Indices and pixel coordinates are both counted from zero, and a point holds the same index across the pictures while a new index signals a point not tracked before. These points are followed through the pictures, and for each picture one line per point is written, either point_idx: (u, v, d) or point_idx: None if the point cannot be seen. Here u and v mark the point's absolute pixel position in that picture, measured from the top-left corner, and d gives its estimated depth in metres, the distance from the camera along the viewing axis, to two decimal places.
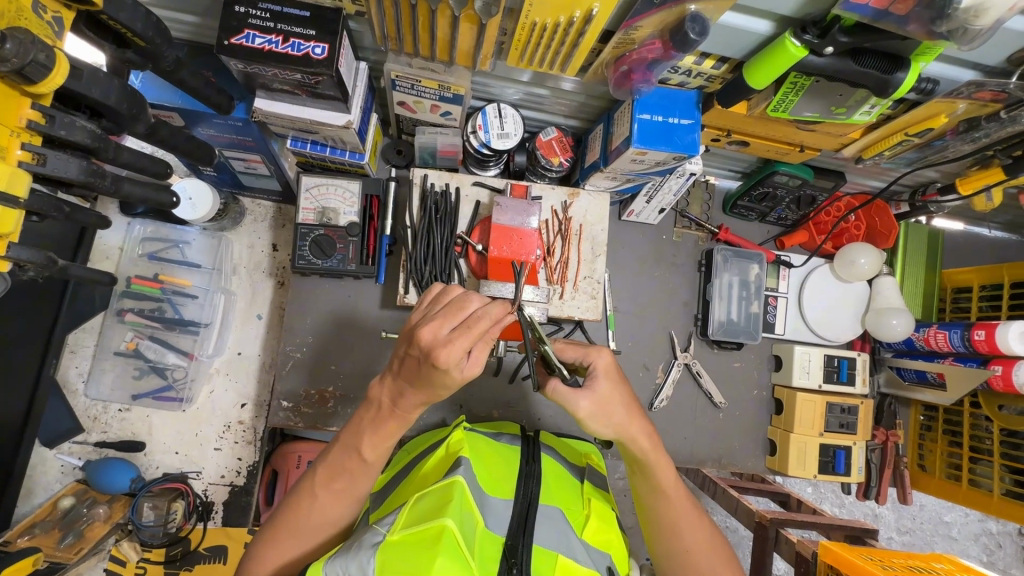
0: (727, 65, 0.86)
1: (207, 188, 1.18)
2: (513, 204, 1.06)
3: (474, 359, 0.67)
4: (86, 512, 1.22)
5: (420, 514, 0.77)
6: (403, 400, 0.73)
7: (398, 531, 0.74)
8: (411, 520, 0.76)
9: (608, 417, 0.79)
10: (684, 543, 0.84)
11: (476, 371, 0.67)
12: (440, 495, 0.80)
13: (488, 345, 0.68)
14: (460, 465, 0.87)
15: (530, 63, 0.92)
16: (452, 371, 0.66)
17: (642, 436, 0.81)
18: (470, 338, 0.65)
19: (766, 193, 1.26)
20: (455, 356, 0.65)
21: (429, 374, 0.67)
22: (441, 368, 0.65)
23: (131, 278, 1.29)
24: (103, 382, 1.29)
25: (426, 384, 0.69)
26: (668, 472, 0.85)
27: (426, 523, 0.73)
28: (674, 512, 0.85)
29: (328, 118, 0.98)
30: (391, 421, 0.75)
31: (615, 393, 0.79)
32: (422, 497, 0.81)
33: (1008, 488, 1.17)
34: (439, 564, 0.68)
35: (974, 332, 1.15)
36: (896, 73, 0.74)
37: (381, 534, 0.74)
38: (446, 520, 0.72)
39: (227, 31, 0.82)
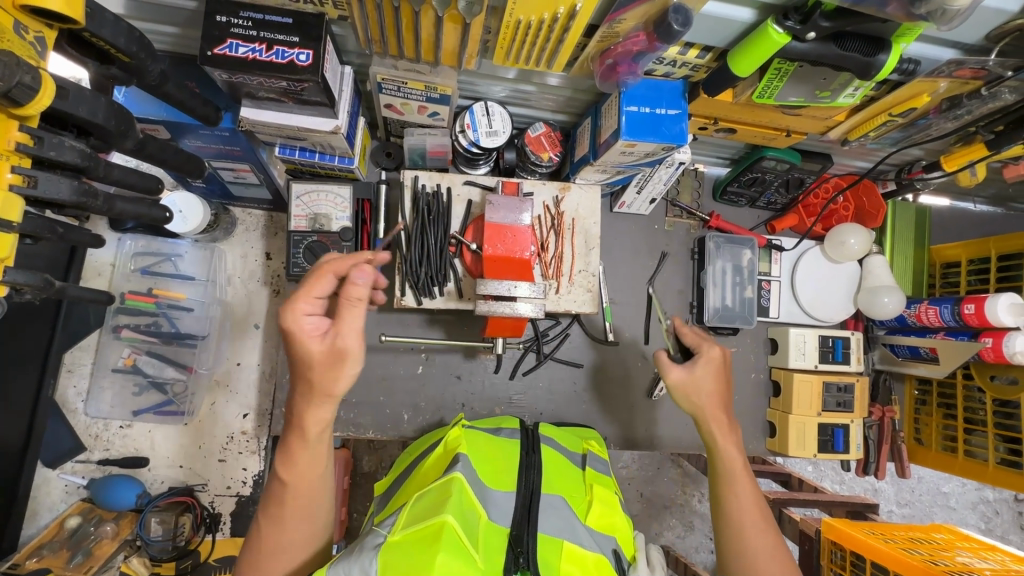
0: (711, 54, 0.87)
1: (197, 201, 1.18)
2: (505, 202, 1.06)
3: (340, 327, 0.72)
4: (94, 530, 1.23)
5: (418, 513, 0.78)
6: (295, 401, 0.74)
7: (399, 531, 0.74)
8: (411, 519, 0.77)
9: (693, 395, 0.92)
10: (744, 528, 0.84)
11: (341, 333, 0.71)
12: (439, 492, 0.81)
13: (344, 306, 0.72)
14: (458, 462, 0.88)
15: (515, 60, 0.92)
16: (307, 337, 0.72)
17: (714, 408, 0.91)
18: (300, 309, 0.72)
19: (755, 178, 1.26)
20: (306, 326, 0.72)
21: (293, 349, 0.72)
22: (303, 343, 0.71)
23: (125, 294, 1.28)
24: (102, 400, 1.28)
25: (303, 377, 0.73)
26: (738, 462, 0.88)
27: (424, 522, 0.74)
28: (739, 500, 0.86)
29: (316, 124, 0.97)
30: (335, 406, 0.71)
31: (703, 372, 0.92)
32: (421, 498, 0.82)
33: (1002, 457, 1.19)
34: (440, 561, 0.68)
35: (964, 306, 1.17)
36: (879, 55, 0.74)
37: (382, 535, 0.74)
38: (444, 517, 0.73)
39: (210, 41, 0.81)
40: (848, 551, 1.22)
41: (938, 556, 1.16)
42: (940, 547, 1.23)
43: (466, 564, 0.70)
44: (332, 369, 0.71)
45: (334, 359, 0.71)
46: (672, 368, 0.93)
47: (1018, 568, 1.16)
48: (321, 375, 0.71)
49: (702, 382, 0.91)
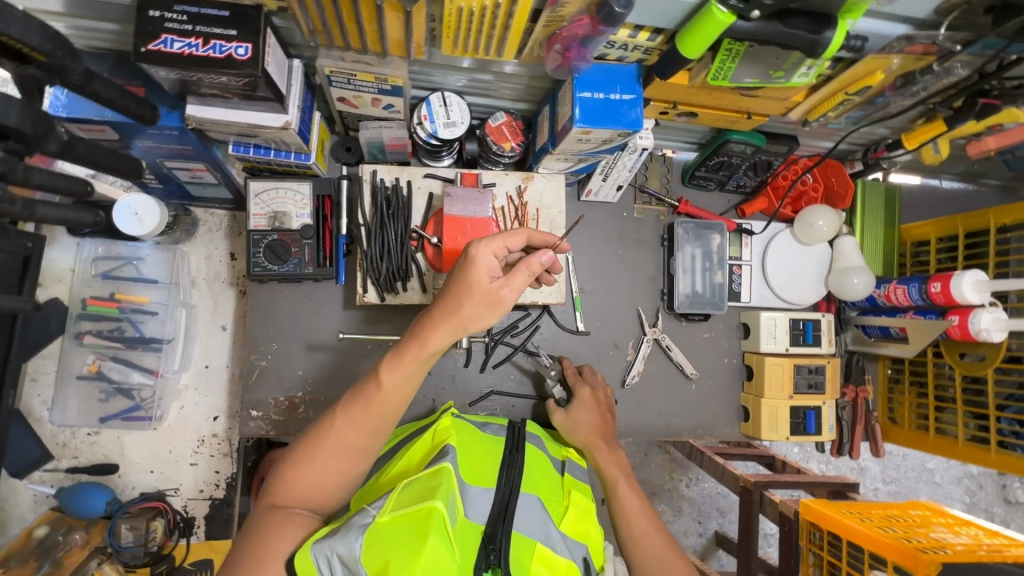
0: (662, 36, 0.85)
1: (154, 202, 1.14)
2: (465, 194, 1.05)
3: (509, 281, 0.75)
4: (63, 538, 1.23)
5: (407, 497, 0.75)
6: (426, 323, 0.75)
7: (388, 513, 0.71)
8: (400, 503, 0.74)
9: (576, 430, 1.12)
10: (633, 528, 0.98)
11: (510, 289, 0.74)
12: (427, 480, 0.78)
13: (528, 270, 0.76)
14: (447, 453, 0.86)
15: (463, 49, 0.91)
16: (485, 270, 0.73)
17: (586, 431, 1.11)
18: (499, 249, 0.76)
19: (722, 162, 1.25)
20: (490, 264, 0.74)
21: (460, 275, 0.74)
22: (473, 270, 0.73)
23: (86, 300, 1.26)
24: (68, 407, 1.26)
25: (451, 289, 0.74)
26: (626, 484, 1.03)
27: (417, 505, 0.72)
28: (625, 506, 1.01)
29: (265, 120, 0.95)
30: (412, 352, 0.75)
31: (582, 411, 1.13)
32: (410, 481, 0.79)
33: (972, 434, 1.20)
34: (431, 542, 0.66)
35: (931, 285, 1.17)
36: (825, 32, 0.73)
37: (370, 516, 0.71)
38: (438, 501, 0.71)
39: (143, 37, 0.79)
40: (825, 531, 1.23)
41: (912, 533, 1.17)
42: (915, 524, 1.24)
43: (451, 555, 0.68)
44: (444, 304, 0.74)
45: (485, 303, 0.73)
46: (556, 412, 1.14)
47: (990, 542, 1.17)
48: (473, 312, 0.73)
49: (580, 420, 1.12)
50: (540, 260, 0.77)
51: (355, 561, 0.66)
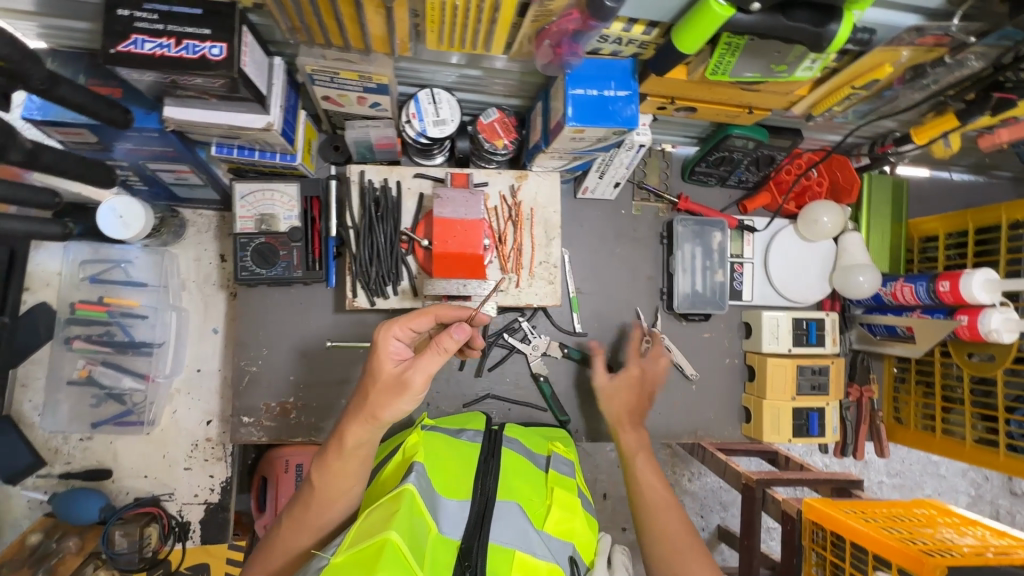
0: (658, 30, 0.80)
1: (138, 203, 1.11)
2: (455, 196, 1.01)
3: (415, 362, 0.75)
4: (56, 545, 1.21)
5: (365, 530, 0.70)
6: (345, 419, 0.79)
7: (343, 551, 0.66)
8: (358, 537, 0.69)
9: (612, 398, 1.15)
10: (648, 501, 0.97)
11: (417, 372, 0.74)
12: (388, 507, 0.75)
13: (439, 350, 0.74)
14: (412, 472, 0.83)
15: (450, 45, 0.87)
16: (388, 356, 0.78)
17: (618, 405, 1.14)
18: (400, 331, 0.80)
19: (723, 158, 1.21)
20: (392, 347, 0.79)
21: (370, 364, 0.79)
22: (374, 360, 0.78)
23: (75, 304, 1.22)
24: (58, 413, 1.23)
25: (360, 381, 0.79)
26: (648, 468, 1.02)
27: (370, 539, 0.67)
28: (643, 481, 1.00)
29: (246, 121, 0.91)
30: (335, 450, 0.79)
31: (617, 384, 1.17)
32: (371, 509, 0.76)
33: (980, 436, 1.17)
34: (380, 574, 0.63)
35: (939, 284, 1.13)
36: (830, 24, 0.68)
37: (325, 558, 0.67)
38: (391, 532, 0.67)
39: (112, 38, 0.75)
40: (828, 531, 1.21)
41: (918, 534, 1.14)
42: (920, 524, 1.22)
43: None
44: (361, 395, 0.78)
45: (392, 387, 0.75)
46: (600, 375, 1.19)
47: (997, 544, 1.14)
48: (381, 398, 0.75)
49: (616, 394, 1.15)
50: (450, 338, 0.74)
51: None
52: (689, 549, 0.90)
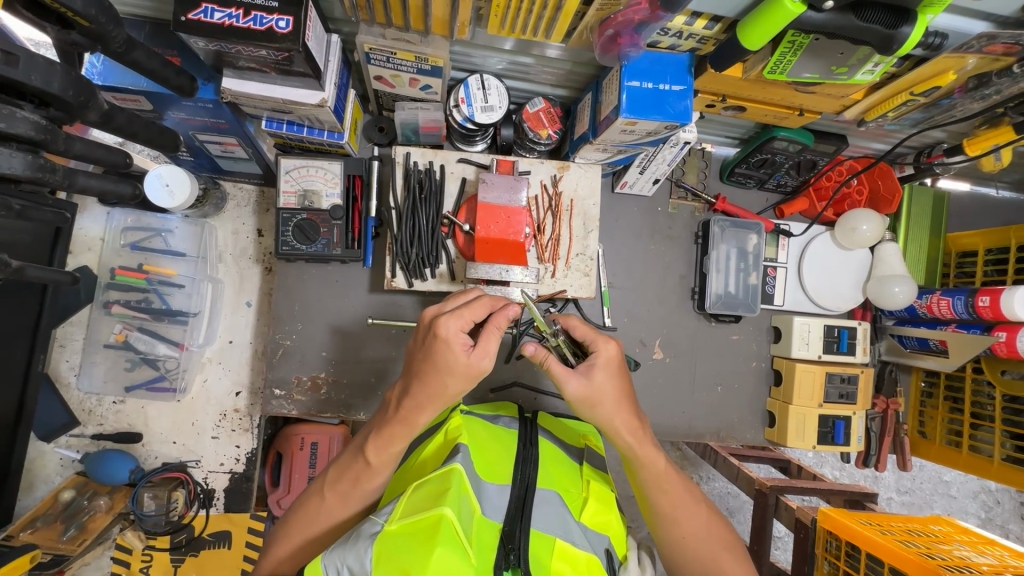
0: (720, 25, 0.81)
1: (184, 173, 1.11)
2: (500, 181, 1.01)
3: (486, 346, 0.76)
4: (87, 503, 1.25)
5: (418, 502, 0.75)
6: (408, 399, 0.79)
7: (397, 521, 0.72)
8: (409, 509, 0.74)
9: (599, 405, 0.82)
10: (677, 520, 0.88)
11: (486, 355, 0.76)
12: (437, 484, 0.78)
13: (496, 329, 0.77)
14: (458, 452, 0.85)
15: (509, 30, 0.88)
16: (461, 348, 0.74)
17: (625, 428, 0.84)
18: (463, 321, 0.76)
19: (765, 160, 1.20)
20: (460, 338, 0.75)
21: (439, 358, 0.75)
22: (448, 353, 0.74)
23: (115, 270, 1.26)
24: (94, 374, 1.28)
25: (423, 369, 0.77)
26: (659, 460, 0.88)
27: (423, 513, 0.71)
28: (669, 500, 0.88)
29: (301, 96, 0.92)
30: (397, 426, 0.80)
31: (606, 383, 0.82)
32: (419, 487, 0.78)
33: (1008, 454, 1.15)
34: (437, 555, 0.65)
35: (978, 298, 1.12)
36: (903, 27, 0.68)
37: (380, 524, 0.73)
38: (444, 509, 0.70)
39: (184, 6, 0.77)
40: (843, 541, 1.19)
41: (935, 549, 1.13)
42: (937, 539, 1.20)
43: (463, 561, 0.67)
44: (423, 383, 0.77)
45: (465, 374, 0.76)
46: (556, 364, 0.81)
47: (1015, 564, 1.12)
48: (458, 384, 0.76)
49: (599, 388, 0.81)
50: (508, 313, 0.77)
51: (366, 572, 0.67)
52: (712, 551, 0.88)
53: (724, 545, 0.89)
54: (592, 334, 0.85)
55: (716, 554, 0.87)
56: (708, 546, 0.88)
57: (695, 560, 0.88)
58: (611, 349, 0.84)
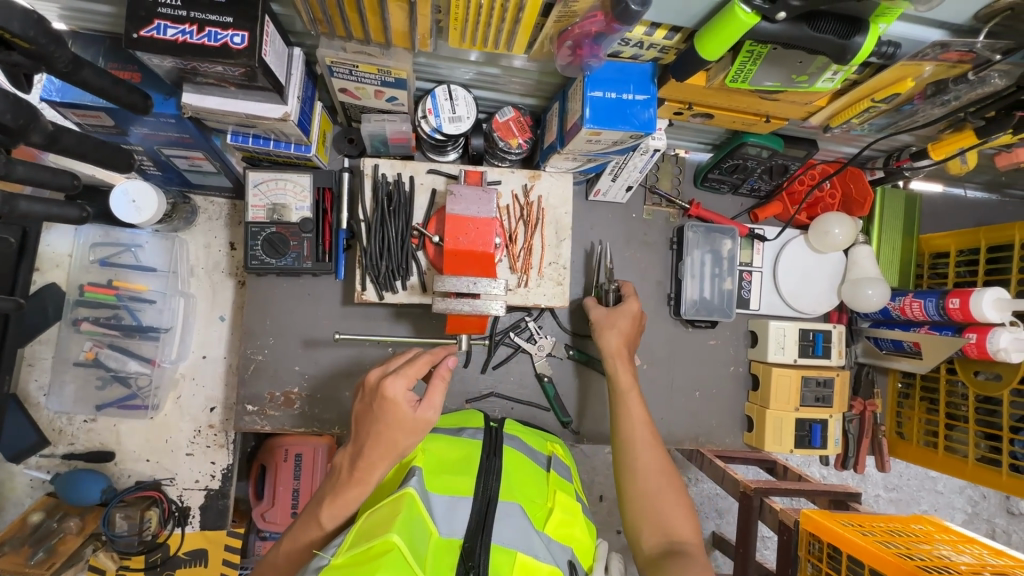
0: (680, 35, 0.81)
1: (151, 189, 1.10)
2: (468, 193, 1.00)
3: (427, 401, 0.81)
4: (57, 526, 1.23)
5: (367, 531, 0.73)
6: (361, 461, 0.79)
7: (344, 553, 0.69)
8: (357, 539, 0.71)
9: (607, 329, 1.09)
10: (636, 460, 0.92)
11: (429, 408, 0.81)
12: (389, 509, 0.76)
13: (441, 381, 0.83)
14: (413, 475, 0.84)
15: (471, 42, 0.87)
16: (402, 400, 0.78)
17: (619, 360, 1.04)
18: (405, 379, 0.81)
19: (737, 165, 1.20)
20: (400, 389, 0.80)
21: (383, 416, 0.79)
22: (392, 403, 0.79)
23: (84, 286, 1.23)
24: (64, 394, 1.25)
25: (375, 428, 0.79)
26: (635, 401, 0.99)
27: (371, 542, 0.69)
28: (634, 435, 0.95)
29: (264, 110, 0.91)
30: (351, 486, 0.80)
31: (619, 317, 1.10)
32: (372, 512, 0.77)
33: (982, 454, 1.16)
34: None
35: (949, 300, 1.12)
36: (856, 37, 0.68)
37: (328, 557, 0.70)
38: (392, 537, 0.68)
39: (135, 23, 0.75)
40: (825, 543, 1.19)
41: (914, 550, 1.13)
42: (918, 539, 1.20)
43: None
44: (370, 438, 0.79)
45: (413, 429, 0.80)
46: (599, 309, 1.14)
47: (993, 563, 1.13)
48: (406, 439, 0.80)
49: (616, 323, 1.09)
50: (448, 366, 0.84)
51: None
52: (666, 490, 0.89)
53: (677, 495, 0.89)
54: (631, 292, 1.15)
55: (666, 495, 0.89)
56: (660, 487, 0.89)
57: (645, 495, 0.89)
58: (634, 306, 1.12)
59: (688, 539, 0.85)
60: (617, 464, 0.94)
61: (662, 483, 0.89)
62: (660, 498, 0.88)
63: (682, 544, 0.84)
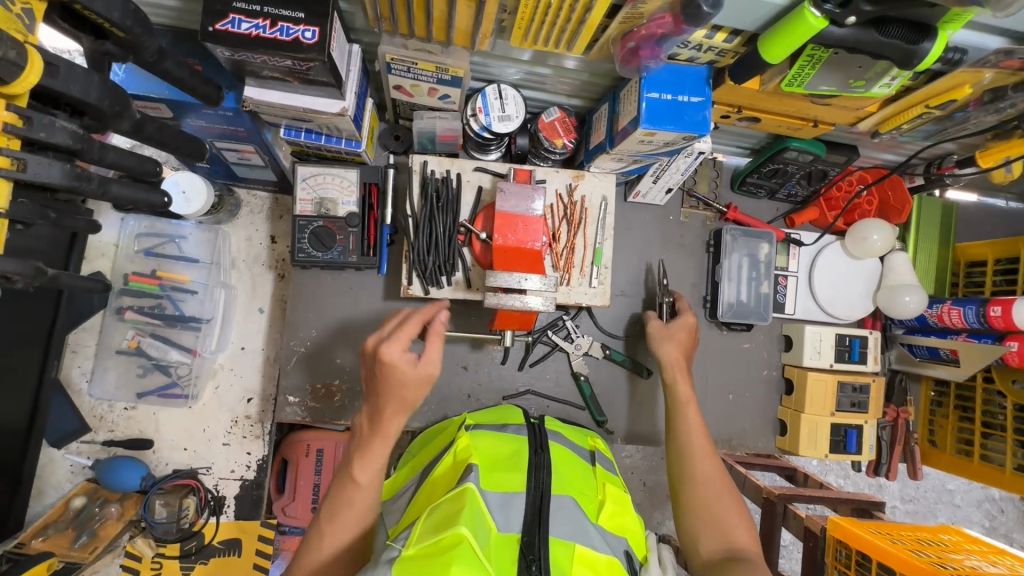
0: (740, 38, 0.82)
1: (201, 180, 1.12)
2: (517, 190, 1.01)
3: (428, 354, 0.81)
4: (99, 510, 1.24)
5: (432, 523, 0.75)
6: (374, 411, 0.80)
7: (413, 545, 0.72)
8: (425, 533, 0.73)
9: (665, 339, 1.11)
10: (695, 468, 0.92)
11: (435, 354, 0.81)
12: (451, 503, 0.78)
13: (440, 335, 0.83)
14: (470, 471, 0.84)
15: (530, 42, 0.89)
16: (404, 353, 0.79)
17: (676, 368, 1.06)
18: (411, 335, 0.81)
19: (777, 170, 1.21)
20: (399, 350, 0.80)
21: (386, 373, 0.79)
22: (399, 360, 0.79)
23: (129, 276, 1.26)
24: (106, 380, 1.27)
25: (390, 385, 0.80)
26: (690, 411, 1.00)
27: (437, 536, 0.71)
28: (690, 443, 0.95)
29: (323, 105, 0.93)
30: (374, 440, 0.79)
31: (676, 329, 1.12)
32: (435, 507, 0.78)
33: (1019, 463, 1.16)
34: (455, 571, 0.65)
35: (989, 308, 1.13)
36: (923, 43, 0.69)
37: (398, 549, 0.72)
38: (462, 530, 0.70)
39: (211, 16, 0.77)
40: (854, 551, 1.19)
41: (946, 559, 1.13)
42: (948, 548, 1.20)
43: None
44: (383, 398, 0.80)
45: (421, 386, 0.80)
46: (655, 321, 1.16)
47: None
48: (415, 393, 0.80)
49: (674, 333, 1.12)
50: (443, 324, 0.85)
51: None
52: (724, 498, 0.89)
53: (736, 505, 0.89)
54: (688, 306, 1.18)
55: (723, 503, 0.89)
56: (718, 494, 0.89)
57: (702, 503, 0.89)
58: (691, 319, 1.15)
59: (746, 547, 0.85)
60: (674, 471, 0.95)
61: (720, 491, 0.90)
62: (719, 506, 0.88)
63: (741, 552, 0.84)
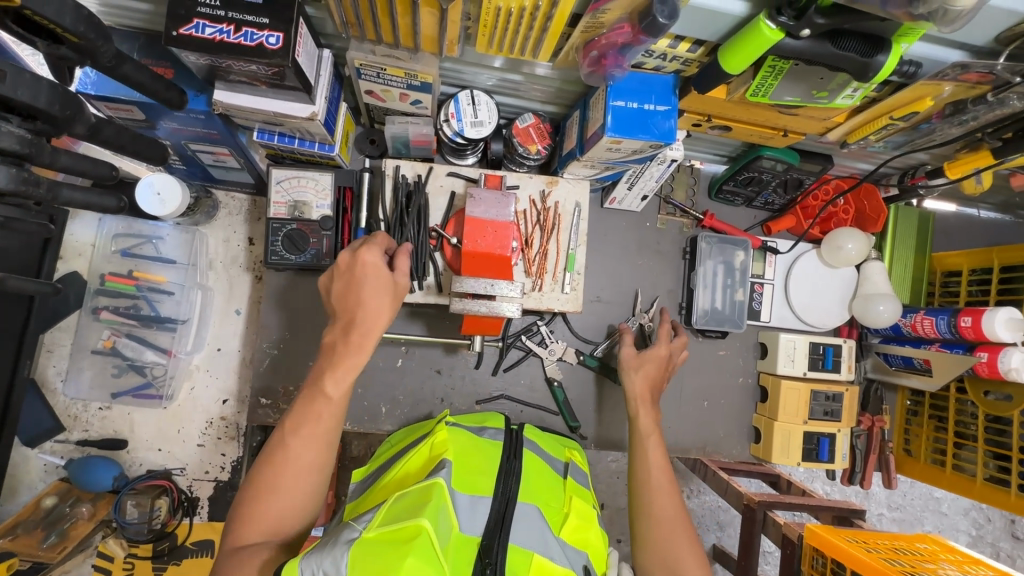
0: (704, 48, 0.82)
1: (176, 182, 1.12)
2: (487, 197, 1.02)
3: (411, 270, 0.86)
4: (70, 510, 1.25)
5: (397, 511, 0.75)
6: (347, 327, 0.80)
7: (375, 528, 0.71)
8: (388, 518, 0.74)
9: (633, 369, 1.09)
10: (655, 506, 0.92)
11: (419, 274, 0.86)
12: (418, 495, 0.78)
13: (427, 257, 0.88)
14: (443, 467, 0.85)
15: (497, 49, 0.89)
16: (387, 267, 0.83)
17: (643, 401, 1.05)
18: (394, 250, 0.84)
19: (752, 178, 1.22)
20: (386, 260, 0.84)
21: (367, 283, 0.82)
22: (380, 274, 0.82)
23: (105, 276, 1.26)
24: (81, 380, 1.28)
25: (368, 297, 0.82)
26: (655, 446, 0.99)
27: (404, 522, 0.71)
28: (651, 480, 0.95)
29: (291, 109, 0.93)
30: (346, 351, 0.80)
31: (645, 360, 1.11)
32: (401, 496, 0.79)
33: (991, 474, 1.16)
34: (409, 564, 0.65)
35: (960, 319, 1.13)
36: (878, 56, 0.70)
37: (358, 531, 0.71)
38: (422, 521, 0.70)
39: (175, 21, 0.78)
40: (829, 559, 1.18)
41: (919, 569, 1.13)
42: (922, 558, 1.20)
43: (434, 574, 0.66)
44: (359, 306, 0.81)
45: (394, 295, 0.84)
46: (627, 347, 1.13)
47: None
48: (390, 306, 0.83)
49: (642, 364, 1.10)
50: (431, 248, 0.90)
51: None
52: (679, 539, 0.89)
53: (691, 548, 0.89)
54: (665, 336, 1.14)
55: (679, 543, 0.89)
56: (673, 535, 0.90)
57: (657, 542, 0.89)
58: (663, 351, 1.12)
59: None
60: (633, 507, 0.95)
61: (675, 532, 0.90)
62: (673, 548, 0.89)
63: None
